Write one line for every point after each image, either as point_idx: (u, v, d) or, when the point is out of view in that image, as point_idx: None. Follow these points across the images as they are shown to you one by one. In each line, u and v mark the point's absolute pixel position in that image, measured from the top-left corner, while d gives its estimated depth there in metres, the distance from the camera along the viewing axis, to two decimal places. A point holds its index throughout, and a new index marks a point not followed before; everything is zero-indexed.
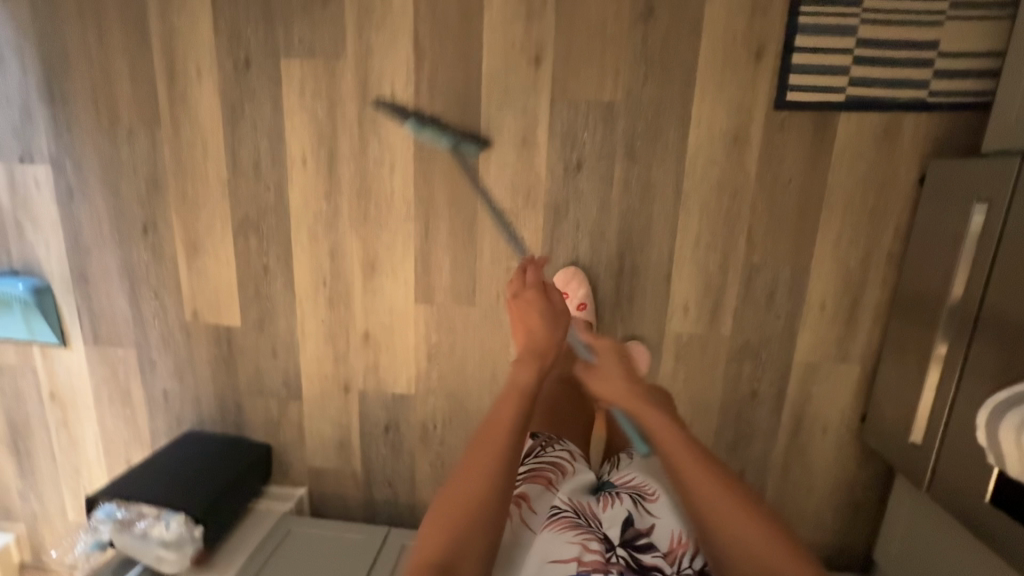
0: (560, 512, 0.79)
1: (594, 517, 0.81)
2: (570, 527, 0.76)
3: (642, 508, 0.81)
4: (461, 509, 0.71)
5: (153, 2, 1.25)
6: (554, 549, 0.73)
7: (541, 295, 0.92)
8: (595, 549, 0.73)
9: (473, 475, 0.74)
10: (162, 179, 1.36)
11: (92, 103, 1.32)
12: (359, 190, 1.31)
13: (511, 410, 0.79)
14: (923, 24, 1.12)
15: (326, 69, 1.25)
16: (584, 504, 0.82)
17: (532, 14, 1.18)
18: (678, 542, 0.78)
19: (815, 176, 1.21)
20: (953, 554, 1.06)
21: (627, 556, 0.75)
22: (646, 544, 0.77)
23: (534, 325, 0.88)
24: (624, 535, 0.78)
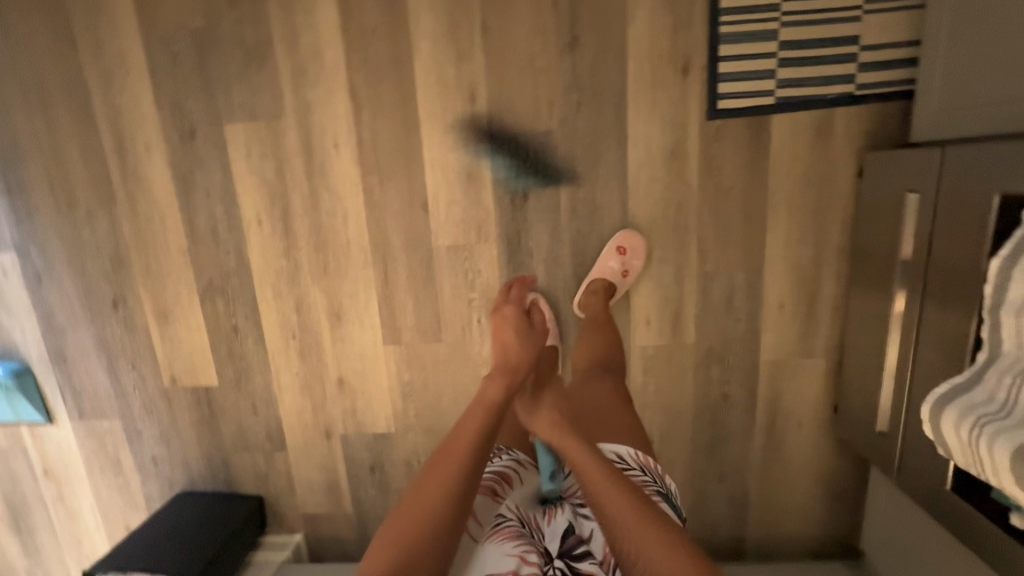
0: (504, 521, 0.87)
1: (538, 529, 0.88)
2: (511, 538, 0.83)
3: (581, 519, 0.89)
4: (414, 524, 0.79)
5: (94, 86, 1.28)
6: (495, 561, 0.81)
7: (519, 313, 0.98)
8: (534, 562, 0.80)
9: (430, 492, 0.81)
10: (125, 254, 1.39)
11: (50, 188, 1.35)
12: (316, 243, 1.34)
13: (475, 423, 0.87)
14: (845, 18, 1.12)
15: (269, 132, 1.28)
16: (529, 516, 0.90)
17: (461, 55, 1.20)
18: (615, 549, 0.85)
19: (756, 182, 1.23)
20: (929, 538, 1.08)
21: (564, 566, 0.83)
22: (583, 552, 0.85)
23: (510, 342, 0.94)
24: (563, 546, 0.85)
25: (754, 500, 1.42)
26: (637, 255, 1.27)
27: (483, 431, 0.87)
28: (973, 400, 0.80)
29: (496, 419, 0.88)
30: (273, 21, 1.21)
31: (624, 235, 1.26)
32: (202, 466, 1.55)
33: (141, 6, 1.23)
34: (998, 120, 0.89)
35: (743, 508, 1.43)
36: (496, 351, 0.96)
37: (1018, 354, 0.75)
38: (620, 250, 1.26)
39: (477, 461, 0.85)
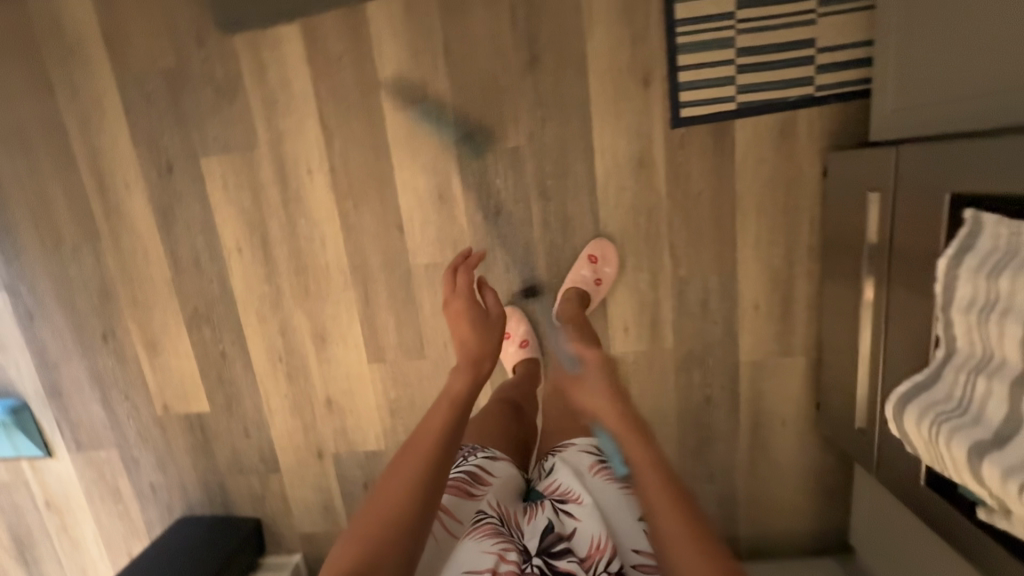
0: (485, 518, 0.80)
1: (517, 528, 0.82)
2: (491, 535, 0.76)
3: (562, 518, 0.82)
4: (377, 522, 0.67)
5: (72, 127, 1.31)
6: (471, 558, 0.74)
7: (469, 303, 1.02)
8: (512, 559, 0.73)
9: (392, 488, 0.70)
10: (112, 288, 1.42)
11: (35, 228, 1.39)
12: (296, 268, 1.37)
13: (443, 417, 0.79)
14: (800, 22, 1.13)
15: (244, 162, 1.30)
16: (510, 516, 0.84)
17: (425, 79, 1.23)
18: (597, 547, 0.77)
19: (724, 186, 1.25)
20: (911, 533, 1.08)
21: (543, 564, 0.75)
22: (563, 549, 0.77)
23: (466, 333, 0.97)
24: (542, 544, 0.78)
25: (744, 500, 1.43)
26: (610, 264, 1.28)
27: (452, 424, 0.79)
28: (932, 398, 0.81)
29: (463, 414, 0.81)
30: (241, 56, 1.24)
31: (595, 244, 1.28)
32: (199, 491, 1.57)
33: (113, 48, 1.26)
34: (948, 121, 0.90)
35: (734, 509, 1.43)
36: (456, 343, 0.97)
37: (971, 351, 0.77)
38: (591, 259, 1.28)
39: (445, 452, 0.75)
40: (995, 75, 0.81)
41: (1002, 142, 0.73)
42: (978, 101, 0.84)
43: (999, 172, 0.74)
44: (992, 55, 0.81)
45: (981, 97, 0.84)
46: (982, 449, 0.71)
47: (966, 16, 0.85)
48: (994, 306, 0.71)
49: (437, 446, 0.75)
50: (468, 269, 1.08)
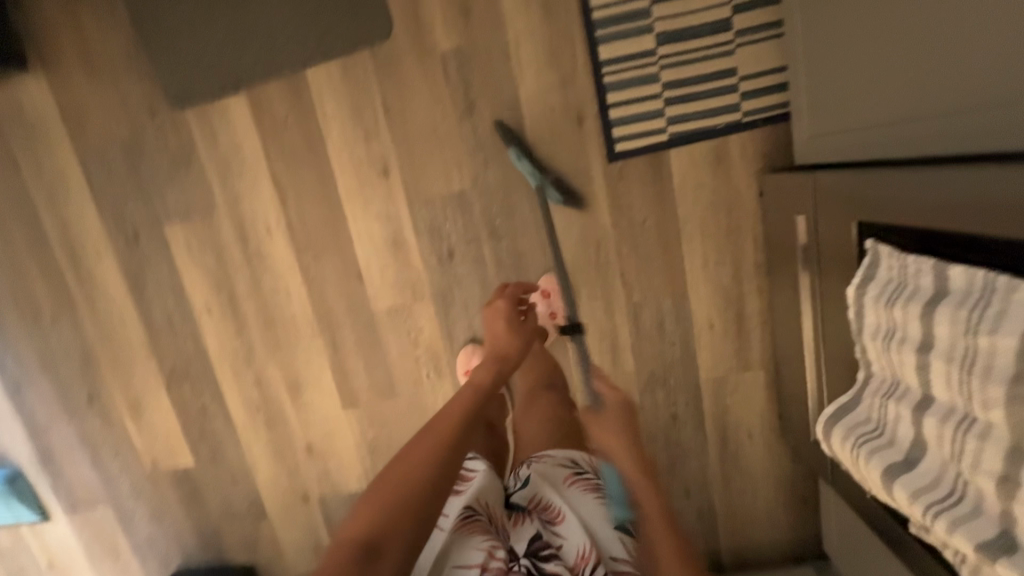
0: (473, 514, 0.79)
1: (503, 530, 0.81)
2: (481, 532, 0.76)
3: (549, 529, 0.81)
4: (396, 489, 0.67)
5: (42, 206, 1.37)
6: (461, 553, 0.74)
7: (511, 311, 1.02)
8: (500, 557, 0.73)
9: (409, 460, 0.70)
10: (92, 354, 1.47)
11: (15, 303, 1.45)
12: (265, 321, 1.42)
13: (467, 397, 0.81)
14: (719, 54, 1.18)
15: (205, 226, 1.36)
16: (496, 515, 0.83)
17: (369, 134, 1.28)
18: (582, 557, 0.77)
19: (666, 212, 1.28)
20: (869, 541, 1.10)
21: (531, 565, 0.75)
22: (550, 555, 0.77)
23: (501, 335, 0.98)
24: (529, 547, 0.78)
25: (721, 514, 1.44)
26: (561, 294, 1.32)
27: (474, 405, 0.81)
28: (855, 420, 0.84)
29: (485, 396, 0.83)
30: (193, 126, 1.30)
31: (546, 277, 1.31)
32: (193, 542, 1.61)
33: (72, 129, 1.32)
34: (866, 148, 0.93)
35: (713, 523, 1.45)
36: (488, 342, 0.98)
37: (884, 375, 0.79)
38: (545, 293, 1.31)
39: (466, 429, 0.75)
40: (902, 106, 0.84)
41: (893, 178, 0.76)
42: (889, 131, 0.87)
43: (891, 207, 0.77)
44: (898, 87, 0.84)
45: (891, 128, 0.87)
46: (893, 473, 0.74)
47: (871, 49, 0.88)
48: (894, 334, 0.74)
49: (458, 423, 0.76)
50: (519, 288, 1.07)
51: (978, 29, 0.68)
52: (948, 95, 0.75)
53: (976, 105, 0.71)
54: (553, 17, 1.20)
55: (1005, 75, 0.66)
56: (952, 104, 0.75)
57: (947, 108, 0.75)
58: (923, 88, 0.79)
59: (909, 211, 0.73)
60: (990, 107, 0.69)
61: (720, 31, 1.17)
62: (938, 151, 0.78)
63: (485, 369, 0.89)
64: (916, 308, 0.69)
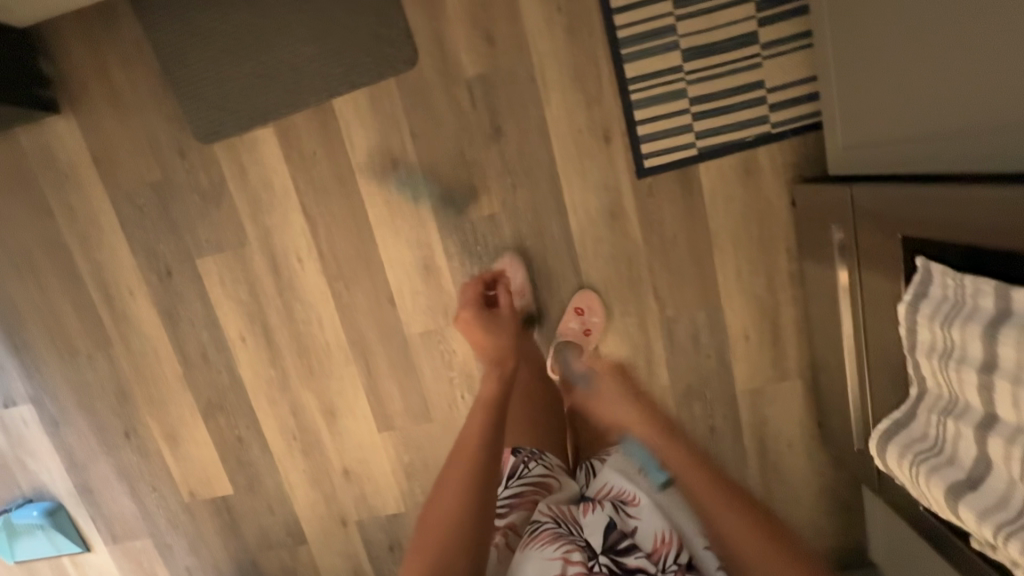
0: (542, 524, 0.79)
1: (576, 523, 0.81)
2: (551, 540, 0.75)
3: (623, 515, 0.80)
4: (444, 531, 0.69)
5: (75, 246, 1.38)
6: (539, 564, 0.73)
7: (477, 311, 0.96)
8: (577, 560, 0.72)
9: (446, 499, 0.71)
10: (128, 389, 1.48)
11: (51, 343, 1.45)
12: (299, 350, 1.42)
13: (481, 420, 0.79)
14: (745, 68, 1.18)
15: (238, 259, 1.37)
16: (564, 511, 0.83)
17: (397, 162, 1.28)
18: (662, 541, 0.76)
19: (696, 226, 1.28)
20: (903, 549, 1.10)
21: (611, 562, 0.74)
22: (629, 546, 0.76)
23: (482, 340, 0.92)
24: (606, 541, 0.76)
25: None
26: (600, 311, 1.32)
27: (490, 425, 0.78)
28: (910, 436, 0.84)
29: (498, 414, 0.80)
30: (223, 162, 1.31)
31: (579, 293, 1.32)
32: (233, 570, 1.61)
33: (102, 168, 1.33)
34: (909, 161, 0.91)
35: None
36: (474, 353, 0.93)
37: (939, 392, 0.79)
38: (579, 311, 1.32)
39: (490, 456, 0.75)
40: (944, 120, 0.83)
41: (946, 195, 0.75)
42: (933, 143, 0.86)
43: (938, 224, 0.76)
44: (939, 100, 0.83)
45: (935, 141, 0.85)
46: (958, 493, 0.73)
47: (907, 64, 0.87)
48: (951, 353, 0.74)
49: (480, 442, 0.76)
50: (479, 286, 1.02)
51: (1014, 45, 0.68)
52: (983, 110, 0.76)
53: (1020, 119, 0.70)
54: (577, 38, 1.20)
55: None
56: (988, 120, 0.75)
57: (992, 122, 0.74)
58: (966, 102, 0.78)
59: (959, 229, 0.73)
60: None
61: (746, 45, 1.17)
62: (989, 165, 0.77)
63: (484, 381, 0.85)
64: (975, 328, 0.69)
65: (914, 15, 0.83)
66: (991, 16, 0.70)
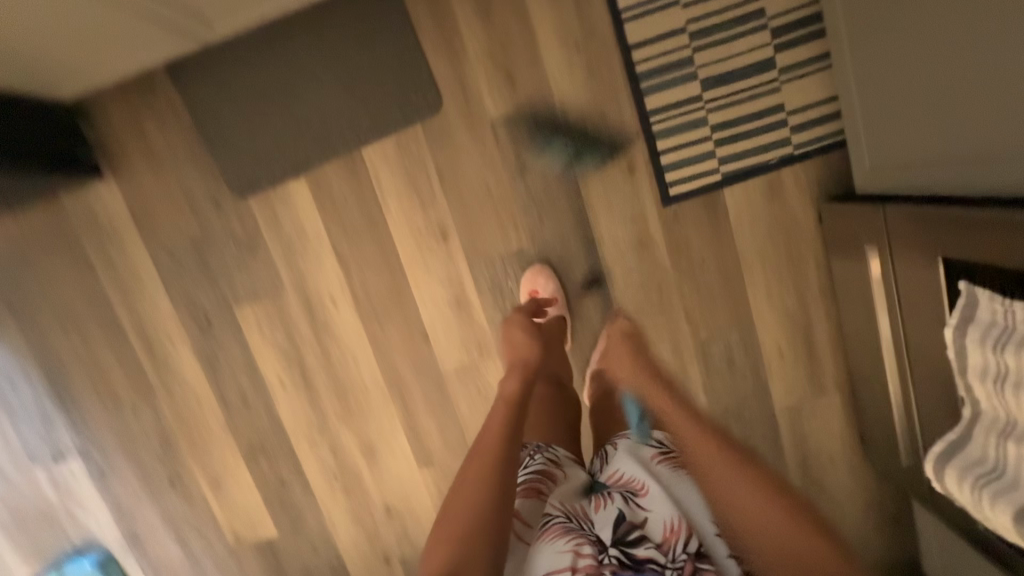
0: (552, 518, 0.75)
1: (587, 518, 0.76)
2: (562, 534, 0.72)
3: (633, 505, 0.76)
4: (462, 521, 0.67)
5: (118, 301, 1.42)
6: (549, 560, 0.70)
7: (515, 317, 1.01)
8: (588, 554, 0.70)
9: (469, 481, 0.71)
10: (172, 436, 1.50)
11: (96, 395, 1.48)
12: (336, 391, 1.44)
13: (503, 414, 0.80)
14: (762, 94, 1.20)
15: (275, 305, 1.40)
16: (576, 505, 0.78)
17: (425, 202, 1.31)
18: (671, 531, 0.72)
19: (724, 247, 1.29)
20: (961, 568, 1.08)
21: (621, 554, 0.70)
22: (639, 538, 0.72)
23: (518, 339, 0.96)
24: (615, 533, 0.72)
25: None
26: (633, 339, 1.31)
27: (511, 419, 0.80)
28: (966, 458, 0.83)
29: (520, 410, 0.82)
30: (256, 212, 1.35)
31: (612, 319, 1.31)
32: None
33: (142, 225, 1.37)
34: (941, 179, 0.92)
35: None
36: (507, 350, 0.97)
37: (995, 414, 0.79)
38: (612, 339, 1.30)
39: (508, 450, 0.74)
40: (977, 131, 0.82)
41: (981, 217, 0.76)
42: (964, 165, 0.86)
43: (976, 245, 0.77)
44: (970, 111, 0.82)
45: (968, 152, 0.85)
46: None
47: (931, 76, 0.87)
48: (1006, 377, 0.74)
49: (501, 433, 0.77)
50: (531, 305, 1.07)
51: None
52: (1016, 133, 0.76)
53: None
54: (596, 72, 1.22)
55: None
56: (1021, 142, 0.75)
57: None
58: (999, 112, 0.77)
59: (997, 243, 0.74)
60: None
61: (764, 70, 1.19)
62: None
63: (512, 379, 0.88)
64: None
65: (935, 29, 0.84)
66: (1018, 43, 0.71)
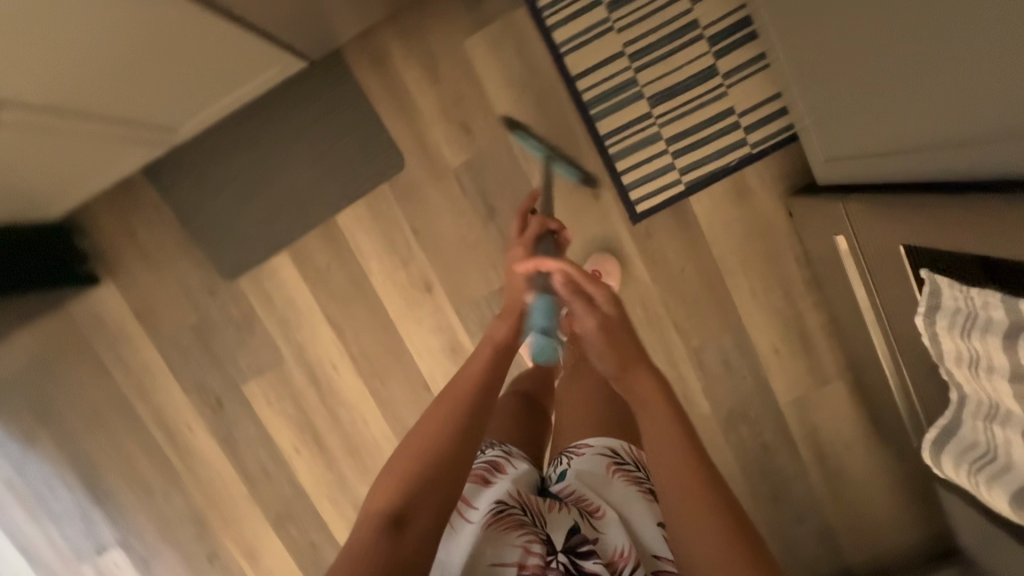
0: (506, 507, 0.74)
1: (541, 516, 0.76)
2: (516, 527, 0.71)
3: (588, 522, 0.76)
4: (420, 463, 0.66)
5: (135, 396, 1.48)
6: (495, 550, 0.68)
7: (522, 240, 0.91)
8: (537, 553, 0.68)
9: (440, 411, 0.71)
10: (204, 515, 1.54)
11: (128, 487, 1.54)
12: (351, 449, 1.48)
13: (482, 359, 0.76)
14: (710, 100, 1.21)
15: (280, 376, 1.45)
16: (531, 501, 0.78)
17: (405, 258, 1.35)
18: (621, 556, 0.72)
19: (701, 255, 1.30)
20: (988, 545, 1.06)
21: (569, 562, 0.69)
22: (588, 551, 0.71)
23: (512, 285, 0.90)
24: (567, 541, 0.72)
25: (841, 534, 1.39)
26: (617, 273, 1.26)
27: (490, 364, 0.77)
28: (960, 444, 0.83)
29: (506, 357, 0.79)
30: (248, 292, 1.40)
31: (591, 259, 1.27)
32: None
33: (145, 321, 1.44)
34: (894, 170, 0.92)
35: (836, 544, 1.39)
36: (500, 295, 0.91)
37: (979, 397, 0.79)
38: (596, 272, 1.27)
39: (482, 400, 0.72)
40: (920, 100, 0.79)
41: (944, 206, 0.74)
42: (913, 152, 0.85)
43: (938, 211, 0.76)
44: (907, 80, 0.79)
45: (919, 123, 0.81)
46: None
47: (865, 62, 0.86)
48: (980, 362, 0.74)
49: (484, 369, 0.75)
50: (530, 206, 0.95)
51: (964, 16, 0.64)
52: (953, 123, 0.75)
53: (997, 95, 0.65)
54: (547, 109, 1.26)
55: (997, 108, 0.66)
56: (959, 131, 0.74)
57: (963, 111, 0.72)
58: (938, 89, 0.74)
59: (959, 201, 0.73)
60: (1002, 133, 0.67)
61: (707, 79, 1.21)
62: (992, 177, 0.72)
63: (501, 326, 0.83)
64: (996, 340, 0.69)
65: (860, 11, 0.81)
66: (930, 39, 0.71)
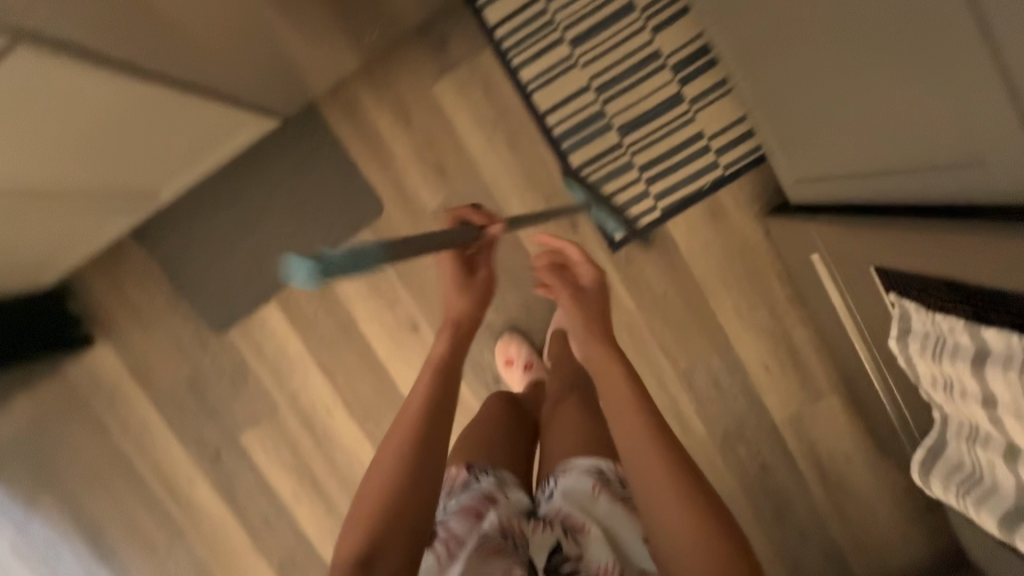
0: (490, 538, 0.75)
1: (524, 540, 0.78)
2: (500, 559, 0.72)
3: (572, 541, 0.77)
4: (379, 505, 0.68)
5: (134, 455, 1.50)
6: None
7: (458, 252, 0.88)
8: None
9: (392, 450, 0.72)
10: (209, 568, 1.53)
11: (132, 546, 1.53)
12: (351, 493, 1.48)
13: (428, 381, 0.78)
14: (678, 127, 1.23)
15: (275, 425, 1.46)
16: (515, 526, 0.79)
17: (391, 301, 1.37)
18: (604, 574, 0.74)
19: (683, 278, 1.30)
20: (996, 556, 1.04)
21: None
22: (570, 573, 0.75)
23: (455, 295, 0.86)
24: (548, 564, 0.76)
25: (850, 550, 1.36)
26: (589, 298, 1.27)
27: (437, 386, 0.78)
28: (947, 465, 0.82)
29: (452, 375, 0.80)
30: (239, 345, 1.42)
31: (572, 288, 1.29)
32: None
33: (139, 379, 1.45)
34: (853, 193, 0.93)
35: (845, 561, 1.36)
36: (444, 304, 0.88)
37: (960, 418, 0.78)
38: None
39: (432, 430, 0.73)
40: (862, 126, 0.80)
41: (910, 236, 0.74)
42: (868, 177, 0.86)
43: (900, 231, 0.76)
44: (845, 102, 0.80)
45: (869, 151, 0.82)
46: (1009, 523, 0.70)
47: (814, 92, 0.87)
48: (955, 385, 0.74)
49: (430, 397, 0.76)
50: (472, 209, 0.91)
51: (886, 35, 0.65)
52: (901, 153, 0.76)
53: (942, 127, 0.65)
54: (519, 146, 1.28)
55: (942, 141, 0.67)
56: (908, 161, 0.75)
57: (910, 143, 0.73)
58: (882, 122, 0.75)
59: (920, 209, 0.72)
60: (953, 162, 0.67)
61: (673, 107, 1.23)
62: (953, 195, 0.71)
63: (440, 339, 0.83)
64: (965, 365, 0.69)
65: (806, 46, 0.82)
66: (871, 76, 0.72)
